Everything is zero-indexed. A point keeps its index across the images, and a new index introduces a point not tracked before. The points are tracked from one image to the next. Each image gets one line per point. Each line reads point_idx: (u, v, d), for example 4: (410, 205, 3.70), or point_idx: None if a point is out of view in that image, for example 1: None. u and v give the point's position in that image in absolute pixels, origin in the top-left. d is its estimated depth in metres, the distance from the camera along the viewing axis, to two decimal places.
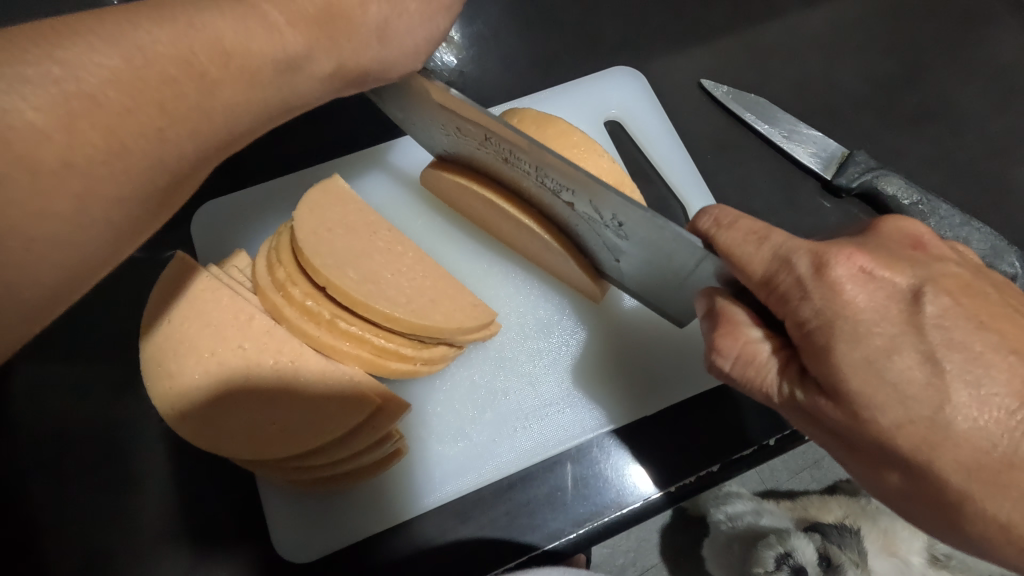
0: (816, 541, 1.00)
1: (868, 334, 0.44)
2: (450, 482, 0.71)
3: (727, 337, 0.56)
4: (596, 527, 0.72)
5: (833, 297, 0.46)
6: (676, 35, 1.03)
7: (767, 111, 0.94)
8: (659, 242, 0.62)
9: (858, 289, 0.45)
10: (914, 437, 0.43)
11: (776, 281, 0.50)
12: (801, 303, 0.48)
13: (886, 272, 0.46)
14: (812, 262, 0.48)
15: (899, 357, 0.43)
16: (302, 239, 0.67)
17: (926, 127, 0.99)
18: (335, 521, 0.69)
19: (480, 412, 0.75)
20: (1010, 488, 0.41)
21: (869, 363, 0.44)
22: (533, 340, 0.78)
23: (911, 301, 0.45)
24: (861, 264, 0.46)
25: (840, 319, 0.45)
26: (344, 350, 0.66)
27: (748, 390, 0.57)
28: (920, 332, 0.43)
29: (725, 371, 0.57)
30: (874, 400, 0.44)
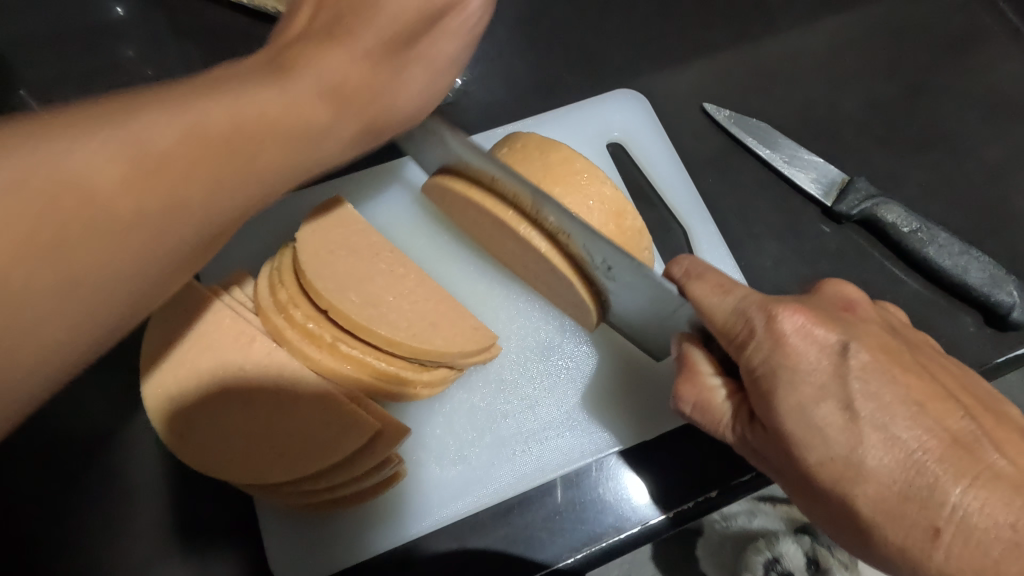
0: (807, 544, 1.04)
1: (802, 383, 0.47)
2: (450, 505, 0.73)
3: (687, 382, 0.58)
4: (594, 552, 0.72)
5: (778, 348, 0.49)
6: (679, 56, 1.01)
7: (769, 136, 0.93)
8: (643, 288, 0.64)
9: (802, 343, 0.48)
10: (834, 473, 0.46)
11: (733, 332, 0.52)
12: (755, 353, 0.50)
13: (822, 329, 0.48)
14: (766, 317, 0.50)
15: (823, 405, 0.47)
16: (304, 260, 0.67)
17: (929, 152, 0.98)
18: (337, 537, 0.71)
19: (479, 434, 0.76)
20: (914, 511, 0.44)
21: (801, 407, 0.47)
22: (534, 363, 0.79)
23: (839, 353, 0.47)
24: (803, 322, 0.49)
25: (782, 369, 0.48)
26: (345, 373, 0.65)
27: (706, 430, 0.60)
28: (845, 381, 0.46)
29: (686, 415, 0.59)
30: (804, 442, 0.47)
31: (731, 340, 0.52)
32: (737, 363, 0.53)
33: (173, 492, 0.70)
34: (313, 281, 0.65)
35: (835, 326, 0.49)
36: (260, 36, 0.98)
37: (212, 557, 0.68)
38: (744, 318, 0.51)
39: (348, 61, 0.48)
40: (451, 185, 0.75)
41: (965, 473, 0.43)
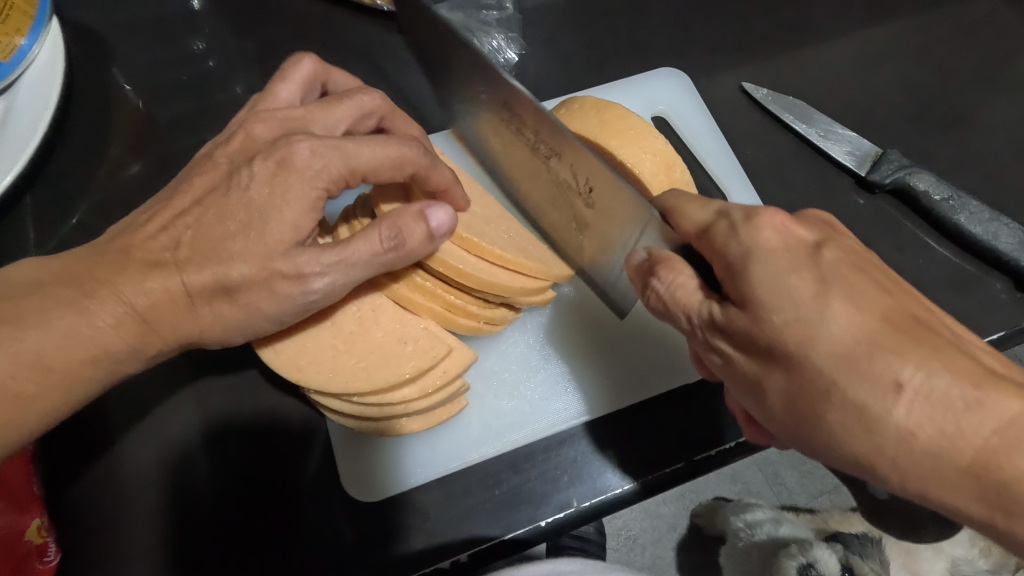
0: (839, 551, 1.13)
1: (774, 258, 0.52)
2: (506, 436, 0.79)
3: (666, 267, 0.62)
4: (641, 484, 0.76)
5: (752, 233, 0.53)
6: (719, 42, 1.09)
7: (805, 113, 0.99)
8: (614, 209, 0.71)
9: (774, 231, 0.53)
10: (797, 333, 0.49)
11: (711, 227, 0.58)
12: (728, 240, 0.55)
13: (799, 229, 0.54)
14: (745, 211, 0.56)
15: (795, 276, 0.50)
16: (382, 200, 0.73)
17: (958, 132, 1.03)
18: (406, 462, 0.77)
19: (534, 372, 0.83)
20: (866, 375, 0.47)
21: (775, 278, 0.51)
22: (585, 312, 0.86)
23: (812, 248, 0.52)
24: (782, 221, 0.54)
25: (757, 248, 0.52)
26: (418, 303, 0.72)
27: (675, 318, 0.62)
28: (814, 264, 0.51)
29: (659, 296, 0.63)
30: (771, 306, 0.50)
31: (700, 232, 0.59)
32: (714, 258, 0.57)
33: (254, 419, 0.77)
34: (393, 219, 0.71)
35: (812, 230, 0.54)
36: (329, 19, 1.06)
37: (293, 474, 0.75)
38: (719, 216, 0.57)
39: (375, 235, 0.62)
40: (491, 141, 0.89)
41: (914, 356, 0.46)
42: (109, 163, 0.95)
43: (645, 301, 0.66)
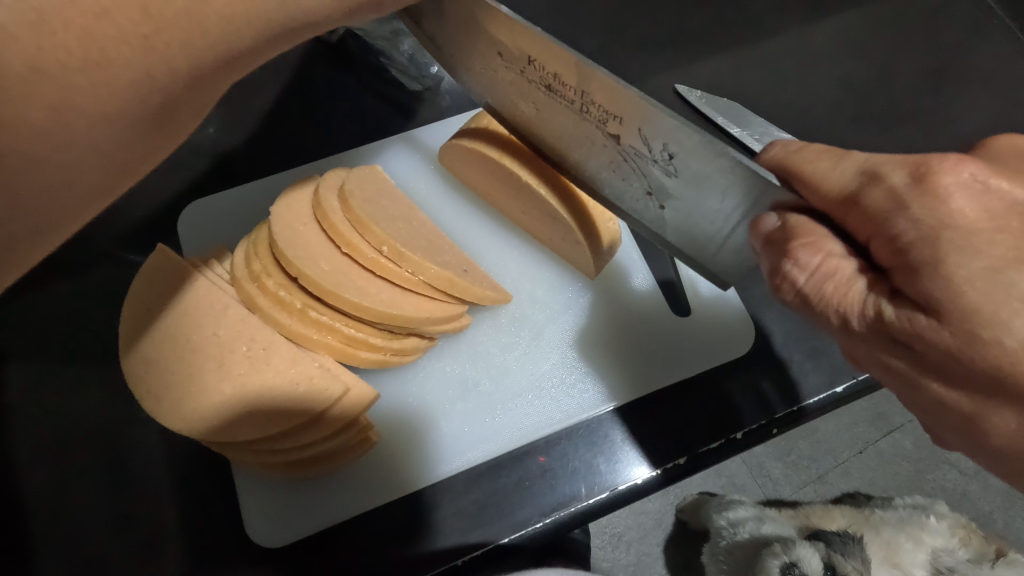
0: (820, 550, 0.99)
1: (967, 242, 0.42)
2: (421, 472, 0.75)
3: (807, 247, 0.52)
4: (563, 517, 0.74)
5: (934, 206, 0.43)
6: (654, 41, 1.04)
7: (740, 115, 0.94)
8: (708, 170, 0.62)
9: (968, 198, 0.42)
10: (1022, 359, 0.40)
11: (861, 197, 0.48)
12: (894, 216, 0.46)
13: (1002, 181, 0.43)
14: (911, 171, 0.45)
15: (1000, 270, 0.41)
16: (277, 231, 0.70)
17: (900, 130, 1.00)
18: (315, 502, 0.74)
19: (452, 400, 0.78)
20: None
21: (991, 272, 0.41)
22: (507, 333, 0.81)
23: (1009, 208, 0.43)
24: (971, 172, 0.43)
25: (945, 229, 0.43)
26: (314, 339, 0.68)
27: (819, 312, 0.51)
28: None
29: (798, 286, 0.52)
30: (999, 317, 0.41)
31: (849, 205, 0.50)
32: (878, 245, 0.48)
33: (161, 461, 0.74)
34: (284, 249, 0.68)
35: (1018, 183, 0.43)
36: None
37: (203, 517, 0.73)
38: (874, 179, 0.47)
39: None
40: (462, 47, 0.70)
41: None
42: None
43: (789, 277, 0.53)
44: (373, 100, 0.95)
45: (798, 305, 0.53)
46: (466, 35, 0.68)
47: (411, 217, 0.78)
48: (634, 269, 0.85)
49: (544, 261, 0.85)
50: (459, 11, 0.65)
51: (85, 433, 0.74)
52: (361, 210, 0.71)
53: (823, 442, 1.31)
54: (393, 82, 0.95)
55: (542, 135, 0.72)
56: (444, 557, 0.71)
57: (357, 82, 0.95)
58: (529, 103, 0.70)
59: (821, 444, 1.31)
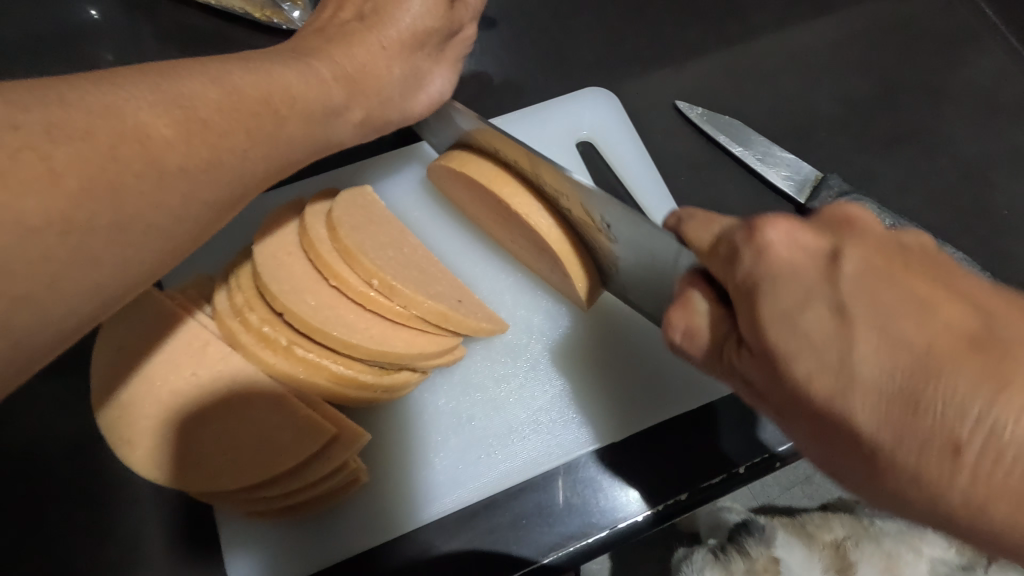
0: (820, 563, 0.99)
1: (784, 290, 0.42)
2: (413, 512, 0.72)
3: (676, 309, 0.54)
4: (562, 557, 0.71)
5: (758, 258, 0.45)
6: (653, 55, 1.02)
7: (742, 133, 0.93)
8: (641, 240, 0.64)
9: (784, 249, 0.43)
10: (825, 387, 0.39)
11: (718, 250, 0.50)
12: (735, 267, 0.47)
13: (810, 236, 0.44)
14: (745, 229, 0.47)
15: (809, 311, 0.41)
16: (262, 263, 0.66)
17: (902, 150, 0.98)
18: (301, 542, 0.71)
19: (444, 437, 0.76)
20: (918, 430, 0.36)
21: (785, 315, 0.42)
22: (501, 364, 0.79)
23: (830, 259, 0.42)
24: (787, 229, 0.44)
25: (764, 279, 0.44)
26: (300, 379, 0.64)
27: (701, 361, 0.55)
28: (836, 286, 0.40)
29: (677, 343, 0.56)
30: (787, 348, 0.41)
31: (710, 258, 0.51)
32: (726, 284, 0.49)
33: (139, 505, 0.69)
34: (269, 284, 0.64)
35: (824, 234, 0.44)
36: (228, 36, 0.97)
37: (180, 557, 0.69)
38: (723, 241, 0.50)
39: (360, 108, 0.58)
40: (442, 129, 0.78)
41: (989, 384, 0.34)
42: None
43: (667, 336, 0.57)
44: None
45: (685, 357, 0.57)
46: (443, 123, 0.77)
47: (401, 244, 0.74)
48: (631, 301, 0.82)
49: (540, 289, 0.82)
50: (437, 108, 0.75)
51: None
52: (349, 241, 0.67)
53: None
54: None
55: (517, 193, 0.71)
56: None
57: None
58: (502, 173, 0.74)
59: None
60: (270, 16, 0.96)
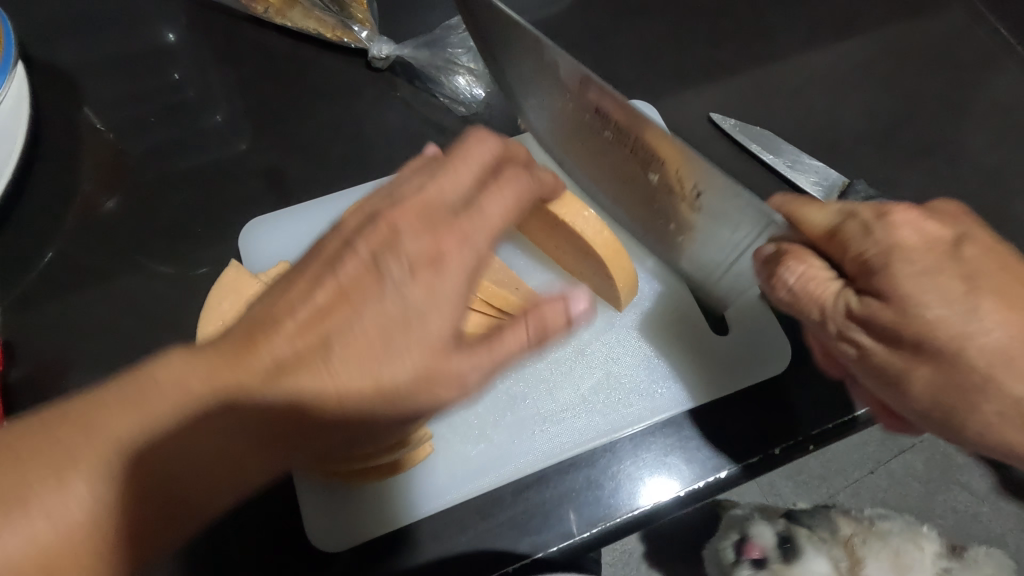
0: (780, 525, 1.19)
1: (914, 258, 0.57)
2: (473, 482, 0.79)
3: (795, 259, 0.63)
4: (608, 527, 0.77)
5: (890, 232, 0.59)
6: (687, 72, 1.10)
7: (773, 143, 1.00)
8: (734, 211, 0.71)
9: (911, 230, 0.59)
10: (949, 330, 0.56)
11: (842, 228, 0.61)
12: (864, 240, 0.59)
13: (938, 224, 0.60)
14: (875, 210, 0.60)
15: (942, 275, 0.56)
16: None
17: (925, 159, 1.04)
18: (371, 508, 0.78)
19: (501, 414, 0.82)
20: (1014, 369, 0.56)
21: (920, 274, 0.57)
22: (552, 350, 0.86)
23: (952, 245, 0.58)
24: (915, 214, 0.60)
25: (897, 247, 0.58)
26: None
27: (803, 309, 0.65)
28: (957, 259, 0.57)
29: (787, 289, 0.64)
30: (922, 300, 0.56)
31: (830, 234, 0.62)
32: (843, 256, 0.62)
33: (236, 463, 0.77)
34: None
35: (946, 226, 0.60)
36: (300, 56, 1.08)
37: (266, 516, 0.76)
38: (847, 216, 0.61)
39: (523, 334, 0.61)
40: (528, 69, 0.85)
41: None
42: (84, 202, 0.99)
43: (770, 292, 0.66)
44: (413, 121, 1.04)
45: (784, 303, 0.66)
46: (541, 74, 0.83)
47: None
48: (671, 295, 0.89)
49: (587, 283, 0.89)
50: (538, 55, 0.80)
51: None
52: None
53: (835, 461, 1.41)
54: (431, 120, 1.05)
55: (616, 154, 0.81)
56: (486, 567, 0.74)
57: (400, 106, 1.05)
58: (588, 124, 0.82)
59: (831, 463, 1.41)
60: (340, 36, 1.06)
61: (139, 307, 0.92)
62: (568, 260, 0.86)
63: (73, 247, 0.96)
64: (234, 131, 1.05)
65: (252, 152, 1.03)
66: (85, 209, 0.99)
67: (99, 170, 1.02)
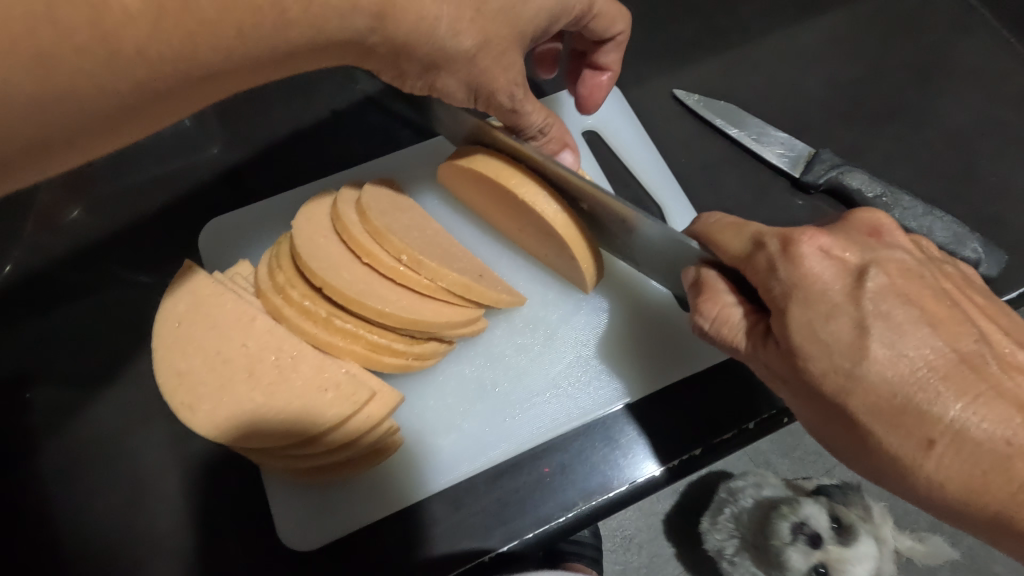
0: (824, 504, 1.11)
1: (816, 300, 0.54)
2: (447, 473, 0.78)
3: (709, 301, 0.65)
4: (584, 510, 0.76)
5: (793, 269, 0.56)
6: (650, 50, 1.09)
7: (737, 116, 0.99)
8: (663, 245, 0.74)
9: (815, 264, 0.55)
10: (833, 382, 0.53)
11: (752, 258, 0.61)
12: (768, 277, 0.58)
13: (841, 252, 0.56)
14: (781, 242, 0.58)
15: (834, 321, 0.53)
16: (299, 244, 0.73)
17: (891, 126, 1.03)
18: (345, 504, 0.77)
19: (473, 403, 0.81)
20: (903, 427, 0.51)
21: (811, 325, 0.54)
22: (522, 336, 0.85)
23: (856, 277, 0.55)
24: (821, 244, 0.56)
25: (798, 286, 0.55)
26: (339, 346, 0.71)
27: (723, 347, 0.66)
28: (857, 302, 0.53)
29: (705, 330, 0.67)
30: (810, 352, 0.54)
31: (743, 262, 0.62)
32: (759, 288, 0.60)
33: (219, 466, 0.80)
34: (307, 262, 0.71)
35: (855, 253, 0.56)
36: None
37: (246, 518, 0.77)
38: (758, 247, 0.60)
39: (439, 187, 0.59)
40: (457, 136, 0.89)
41: (966, 394, 0.50)
42: (44, 209, 0.97)
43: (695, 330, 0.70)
44: (375, 114, 1.02)
45: (707, 341, 0.68)
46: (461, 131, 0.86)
47: (425, 227, 0.81)
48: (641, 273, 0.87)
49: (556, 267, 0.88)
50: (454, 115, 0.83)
51: (149, 433, 0.82)
52: (379, 222, 0.74)
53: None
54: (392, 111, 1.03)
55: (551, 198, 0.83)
56: (451, 564, 0.73)
57: (360, 97, 1.03)
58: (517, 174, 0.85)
59: None
60: None
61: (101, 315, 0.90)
62: (534, 245, 0.85)
63: (38, 258, 0.95)
64: (192, 129, 1.02)
65: (218, 152, 1.00)
66: (46, 217, 0.97)
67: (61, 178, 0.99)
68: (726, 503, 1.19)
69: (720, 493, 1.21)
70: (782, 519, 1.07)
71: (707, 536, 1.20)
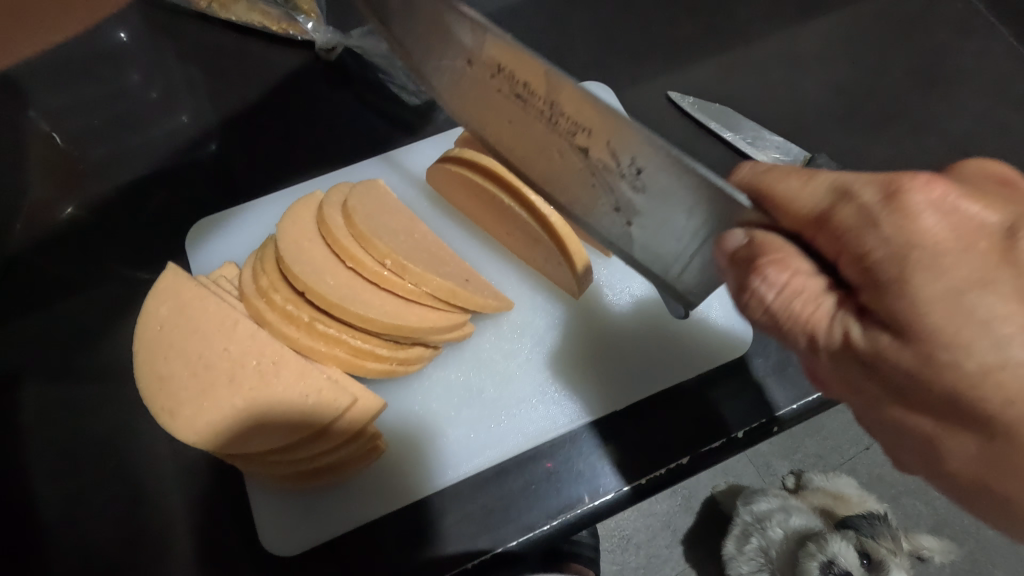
0: (853, 540, 1.11)
1: (950, 266, 0.43)
2: (430, 479, 0.77)
3: (776, 266, 0.53)
4: (570, 518, 0.75)
5: (905, 223, 0.45)
6: (646, 51, 1.08)
7: (732, 120, 0.97)
8: (678, 190, 0.62)
9: (933, 216, 0.45)
10: (999, 381, 0.42)
11: (834, 213, 0.50)
12: (868, 233, 0.47)
13: (975, 206, 0.45)
14: (882, 188, 0.47)
15: (987, 293, 0.42)
16: (283, 248, 0.72)
17: (890, 128, 1.02)
18: (330, 508, 0.77)
19: (458, 408, 0.80)
20: None
21: (955, 296, 0.43)
22: (508, 341, 0.84)
23: (1002, 238, 0.44)
24: (943, 191, 0.45)
25: (914, 246, 0.45)
26: (320, 351, 0.71)
27: (788, 330, 0.53)
28: (1015, 268, 0.43)
29: (768, 304, 0.53)
30: (958, 337, 0.43)
31: (822, 221, 0.51)
32: (852, 255, 0.49)
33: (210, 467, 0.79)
34: (290, 266, 0.70)
35: (992, 208, 0.46)
36: (249, 49, 1.05)
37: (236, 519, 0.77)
38: (846, 198, 0.49)
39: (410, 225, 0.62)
40: (434, 59, 0.72)
41: None
42: (38, 207, 0.96)
43: (747, 313, 0.55)
44: (369, 113, 1.02)
45: (767, 325, 0.54)
46: (438, 43, 0.70)
47: (412, 230, 0.80)
48: (629, 279, 0.87)
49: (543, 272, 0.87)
50: (429, 16, 0.67)
51: (139, 431, 0.81)
52: (363, 225, 0.73)
53: (830, 438, 1.40)
54: (387, 110, 1.02)
55: (536, 169, 0.73)
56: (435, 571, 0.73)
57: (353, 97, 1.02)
58: (502, 100, 0.70)
59: (826, 442, 1.39)
60: (286, 29, 1.04)
61: (93, 312, 0.89)
62: (521, 249, 0.85)
63: (30, 256, 0.94)
64: (187, 129, 1.02)
65: (213, 151, 0.99)
66: (39, 214, 0.96)
67: (55, 178, 0.99)
68: (754, 531, 1.19)
69: (745, 518, 1.21)
70: (812, 559, 1.06)
71: (734, 563, 1.21)
